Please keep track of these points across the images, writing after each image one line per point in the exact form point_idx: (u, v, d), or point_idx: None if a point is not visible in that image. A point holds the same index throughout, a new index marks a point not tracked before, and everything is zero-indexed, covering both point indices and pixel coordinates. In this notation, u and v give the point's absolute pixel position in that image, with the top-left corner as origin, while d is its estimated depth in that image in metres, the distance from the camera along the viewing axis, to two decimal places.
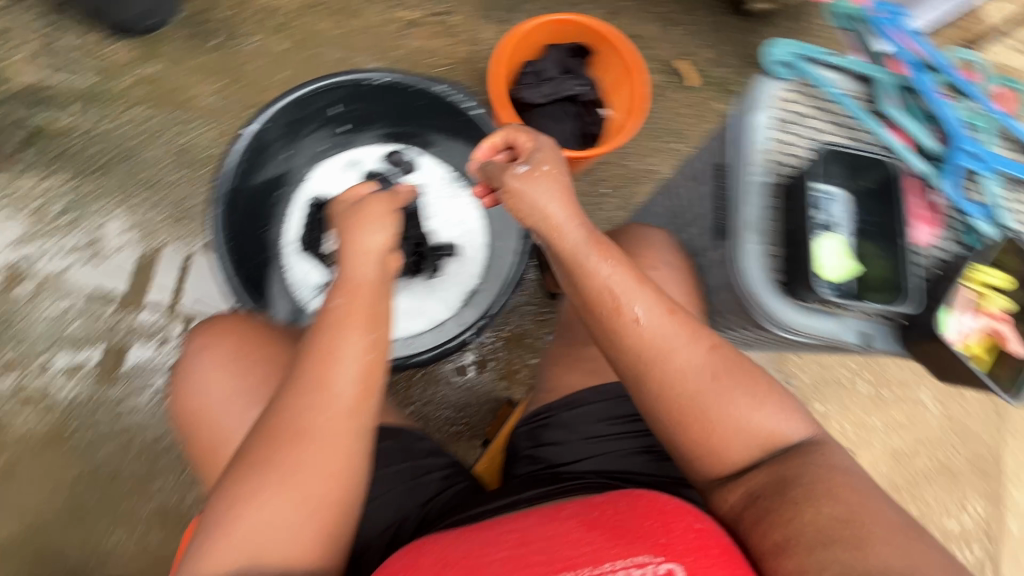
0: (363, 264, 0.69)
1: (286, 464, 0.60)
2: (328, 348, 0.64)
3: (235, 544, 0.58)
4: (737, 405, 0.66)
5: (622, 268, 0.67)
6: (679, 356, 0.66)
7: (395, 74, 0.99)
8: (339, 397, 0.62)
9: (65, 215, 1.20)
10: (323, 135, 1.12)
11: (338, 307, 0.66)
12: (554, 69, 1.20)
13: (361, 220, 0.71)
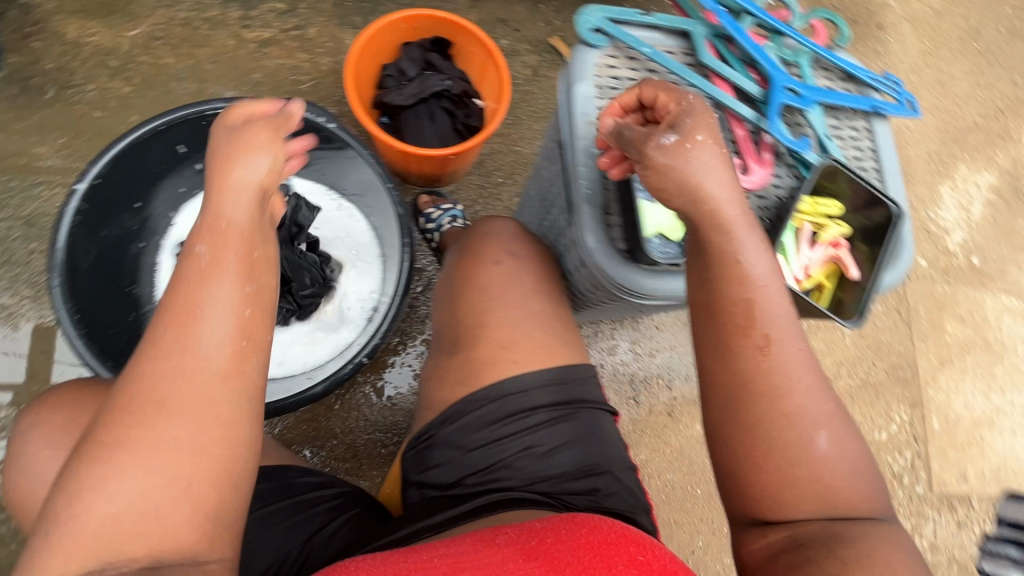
0: (232, 208, 0.60)
1: (142, 442, 0.51)
2: (191, 301, 0.55)
3: (87, 535, 0.49)
4: (832, 469, 0.58)
5: (776, 285, 0.61)
6: (809, 395, 0.59)
7: (232, 101, 0.94)
8: (205, 357, 0.54)
9: None
10: (182, 176, 1.05)
11: (200, 255, 0.57)
12: (414, 69, 1.17)
13: (236, 159, 0.61)
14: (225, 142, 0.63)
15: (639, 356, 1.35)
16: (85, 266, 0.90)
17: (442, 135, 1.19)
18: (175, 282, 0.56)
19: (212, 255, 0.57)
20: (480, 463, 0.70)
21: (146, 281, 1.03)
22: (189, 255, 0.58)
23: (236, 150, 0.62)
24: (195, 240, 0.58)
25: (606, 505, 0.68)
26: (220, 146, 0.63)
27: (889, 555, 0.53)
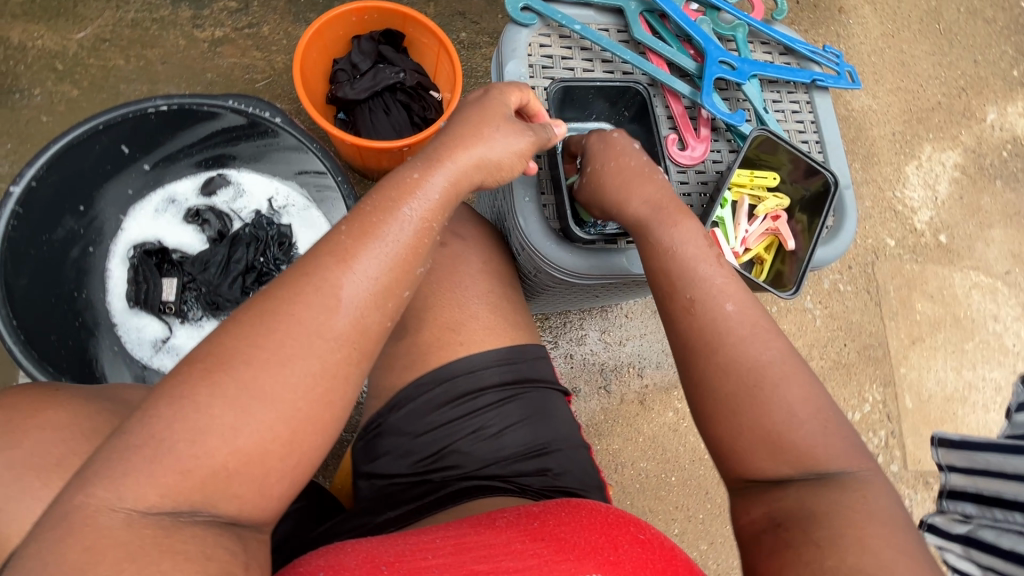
0: (437, 178, 0.56)
1: (260, 391, 0.46)
2: (349, 251, 0.51)
3: (163, 474, 0.43)
4: (798, 429, 0.54)
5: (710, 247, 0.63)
6: (765, 351, 0.57)
7: (173, 99, 0.92)
8: (342, 315, 0.49)
9: None
10: (128, 177, 1.04)
11: (406, 221, 0.54)
12: (366, 62, 1.15)
13: (479, 139, 0.59)
14: (474, 116, 0.61)
15: (609, 345, 1.34)
16: (26, 273, 0.89)
17: (398, 128, 1.17)
18: (359, 232, 0.52)
19: (384, 211, 0.54)
20: (430, 449, 0.69)
21: (94, 285, 1.02)
22: (386, 210, 0.54)
23: (469, 129, 0.60)
24: (396, 197, 0.55)
25: (558, 484, 0.68)
26: (464, 117, 0.61)
27: (856, 516, 0.48)
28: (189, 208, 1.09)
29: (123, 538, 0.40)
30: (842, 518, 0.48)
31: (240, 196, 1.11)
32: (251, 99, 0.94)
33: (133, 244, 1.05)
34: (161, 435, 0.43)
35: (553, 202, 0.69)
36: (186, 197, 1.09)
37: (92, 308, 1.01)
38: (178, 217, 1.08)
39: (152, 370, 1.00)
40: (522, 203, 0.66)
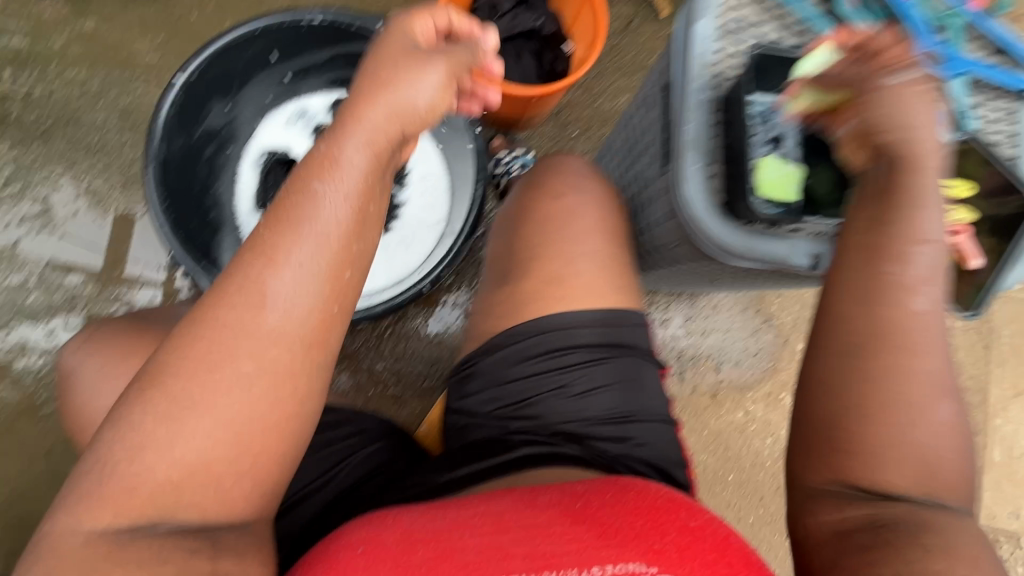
0: (354, 151, 0.57)
1: (202, 390, 0.53)
2: (273, 248, 0.55)
3: (133, 486, 0.52)
4: (933, 440, 0.54)
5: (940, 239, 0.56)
6: (942, 362, 0.55)
7: (330, 12, 0.93)
8: (274, 319, 0.54)
9: (12, 186, 1.14)
10: (267, 84, 1.07)
11: (314, 193, 0.56)
12: (509, 5, 1.14)
13: (395, 88, 0.59)
14: (385, 59, 0.61)
15: (691, 334, 1.31)
16: (174, 165, 0.94)
17: (528, 75, 1.13)
18: (280, 214, 0.56)
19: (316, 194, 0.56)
20: (515, 397, 0.72)
21: (223, 186, 1.07)
22: (303, 189, 0.56)
23: (380, 79, 0.60)
24: (308, 172, 0.56)
25: (638, 455, 0.70)
26: (372, 71, 0.60)
27: (958, 542, 0.51)
28: (318, 125, 1.12)
29: (83, 553, 0.50)
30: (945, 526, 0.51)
31: None
32: None
33: (265, 150, 1.10)
34: (157, 433, 0.52)
35: (721, 172, 0.66)
36: (317, 113, 1.12)
37: (222, 205, 1.06)
38: (307, 131, 1.12)
39: None
40: (688, 168, 0.65)
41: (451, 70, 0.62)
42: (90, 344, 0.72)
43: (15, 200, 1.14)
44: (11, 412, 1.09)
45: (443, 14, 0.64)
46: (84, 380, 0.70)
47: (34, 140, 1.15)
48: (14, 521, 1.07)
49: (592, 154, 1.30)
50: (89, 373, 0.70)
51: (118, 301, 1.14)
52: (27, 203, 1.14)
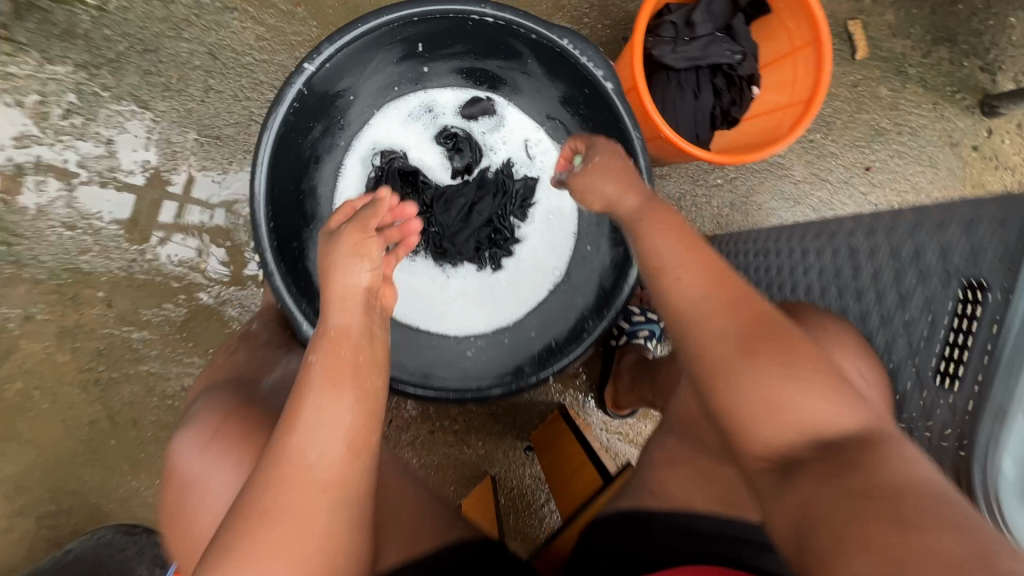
0: (343, 314, 0.54)
1: (258, 545, 0.47)
2: (294, 412, 0.51)
3: None
4: (806, 399, 0.52)
5: (675, 247, 0.59)
6: (697, 340, 0.57)
7: (508, 13, 0.73)
8: (310, 466, 0.49)
9: (68, 118, 0.95)
10: (396, 71, 0.87)
11: (312, 367, 0.52)
12: (708, 25, 0.89)
13: (338, 272, 0.56)
14: (320, 257, 0.58)
15: None
16: (283, 163, 0.77)
17: (694, 122, 0.94)
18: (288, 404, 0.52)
19: (332, 366, 0.52)
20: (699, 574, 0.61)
21: (323, 182, 0.90)
22: (302, 366, 0.53)
23: (325, 259, 0.57)
24: (309, 349, 0.54)
25: None
26: (322, 256, 0.57)
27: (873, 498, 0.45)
28: (444, 126, 0.94)
29: None
30: (899, 500, 0.44)
31: (497, 131, 0.95)
32: (588, 48, 0.75)
33: (376, 146, 0.92)
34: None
35: None
36: (444, 111, 0.94)
37: (320, 208, 0.90)
38: (428, 131, 0.94)
39: None
40: None
41: (358, 225, 0.57)
42: (208, 438, 0.61)
43: (73, 134, 0.95)
44: (55, 375, 0.99)
45: (346, 210, 0.61)
46: (207, 492, 0.60)
47: (101, 65, 0.95)
48: (52, 487, 1.01)
49: (731, 207, 1.15)
50: (198, 466, 0.60)
51: (210, 251, 1.00)
52: (87, 142, 0.96)
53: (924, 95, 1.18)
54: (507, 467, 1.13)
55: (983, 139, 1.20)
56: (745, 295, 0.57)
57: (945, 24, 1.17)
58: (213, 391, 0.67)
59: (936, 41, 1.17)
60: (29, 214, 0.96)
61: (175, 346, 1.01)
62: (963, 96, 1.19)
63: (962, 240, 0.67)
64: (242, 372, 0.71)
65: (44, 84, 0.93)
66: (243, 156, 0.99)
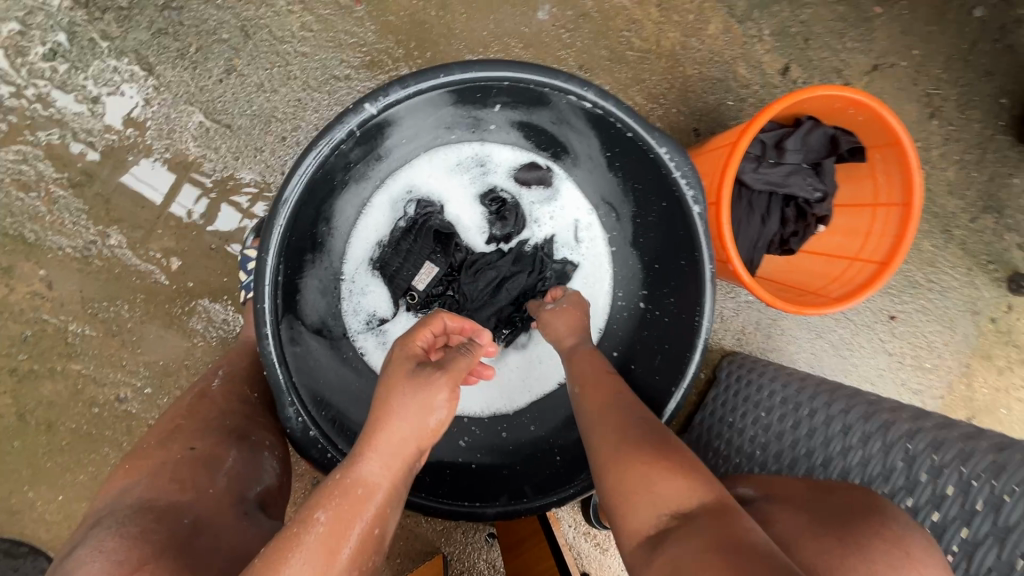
0: (377, 468, 0.49)
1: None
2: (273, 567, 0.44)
3: None
4: (660, 477, 0.50)
5: (601, 371, 0.65)
6: (592, 440, 0.58)
7: (606, 101, 0.65)
8: None
9: (51, 61, 0.79)
10: (458, 119, 0.78)
11: (317, 526, 0.46)
12: (798, 154, 0.82)
13: (409, 418, 0.50)
14: (388, 380, 0.53)
15: None
16: (308, 197, 0.66)
17: (755, 245, 0.88)
18: (275, 542, 0.45)
19: (340, 528, 0.46)
20: None
21: (342, 215, 0.78)
22: (304, 519, 0.46)
23: (384, 405, 0.51)
24: (320, 498, 0.47)
25: None
26: (389, 393, 0.51)
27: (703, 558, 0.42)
28: (489, 185, 0.85)
29: None
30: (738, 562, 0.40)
31: (547, 205, 0.86)
32: (682, 162, 0.67)
33: (410, 190, 0.82)
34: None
35: None
36: (495, 170, 0.84)
37: (335, 247, 0.79)
38: (471, 187, 0.84)
39: (348, 349, 0.80)
40: None
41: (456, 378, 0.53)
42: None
43: (52, 81, 0.79)
44: None
45: (435, 326, 0.56)
46: None
47: (108, 9, 0.79)
48: None
49: (753, 326, 1.10)
50: None
51: (181, 205, 0.85)
52: (67, 94, 0.80)
53: (962, 257, 1.16)
54: (462, 549, 1.03)
55: (1002, 313, 1.19)
56: (621, 405, 0.60)
57: (997, 194, 1.15)
58: (115, 525, 0.51)
59: (986, 209, 1.15)
60: None
61: (119, 349, 0.86)
62: (996, 268, 1.18)
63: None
64: (166, 492, 0.55)
65: (32, 14, 0.78)
66: (252, 154, 0.85)
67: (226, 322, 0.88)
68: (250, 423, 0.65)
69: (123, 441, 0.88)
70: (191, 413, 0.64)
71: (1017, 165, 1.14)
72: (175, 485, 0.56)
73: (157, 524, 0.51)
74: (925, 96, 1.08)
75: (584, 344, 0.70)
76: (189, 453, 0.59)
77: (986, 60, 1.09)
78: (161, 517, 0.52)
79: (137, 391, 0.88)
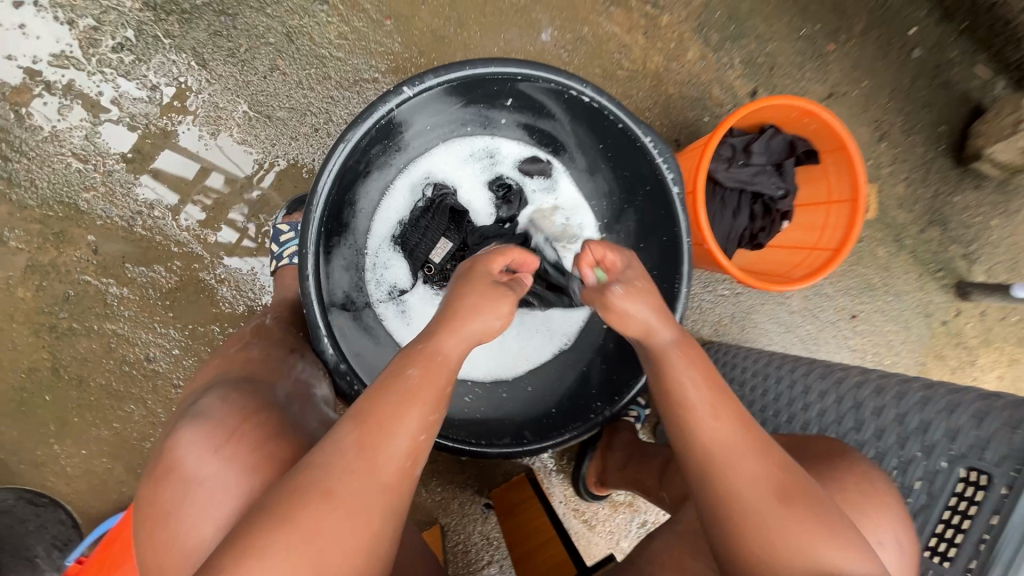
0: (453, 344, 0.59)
1: (320, 521, 0.50)
2: (378, 408, 0.55)
3: None
4: (823, 542, 0.54)
5: (703, 377, 0.61)
6: (729, 484, 0.57)
7: (603, 97, 0.77)
8: (384, 463, 0.53)
9: (118, 53, 0.90)
10: (473, 114, 0.90)
11: (409, 377, 0.56)
12: (763, 156, 0.96)
13: (475, 319, 0.60)
14: (465, 291, 0.62)
15: None
16: (347, 170, 0.76)
17: (729, 236, 1.00)
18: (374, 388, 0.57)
19: (427, 382, 0.56)
20: None
21: (369, 194, 0.89)
22: (397, 374, 0.57)
23: (455, 303, 0.61)
24: (410, 360, 0.57)
25: None
26: (460, 292, 0.62)
27: None
28: (499, 174, 0.97)
29: None
30: None
31: (548, 193, 0.98)
32: (665, 151, 0.80)
33: (427, 175, 0.94)
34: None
35: None
36: (503, 161, 0.96)
37: (360, 221, 0.89)
38: (481, 175, 0.96)
39: (368, 313, 0.89)
40: None
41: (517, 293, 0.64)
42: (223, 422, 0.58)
43: (117, 70, 0.90)
44: (9, 309, 0.90)
45: (507, 257, 0.66)
46: (204, 489, 0.55)
47: (172, 12, 0.91)
48: None
49: (728, 318, 1.21)
50: (198, 442, 0.57)
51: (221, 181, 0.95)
52: (130, 82, 0.91)
53: (913, 264, 1.30)
54: (459, 520, 1.09)
55: (951, 316, 1.32)
56: (744, 431, 0.59)
57: (941, 210, 1.30)
58: (231, 385, 0.63)
59: (933, 222, 1.30)
60: (39, 134, 0.89)
61: (152, 311, 0.94)
62: (943, 275, 1.32)
63: (971, 427, 0.63)
64: (259, 371, 0.67)
65: (106, 12, 0.89)
66: (289, 141, 0.96)
67: (252, 291, 0.96)
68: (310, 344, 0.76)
69: (148, 399, 0.95)
70: (260, 333, 0.74)
71: (957, 185, 1.30)
72: (265, 369, 0.68)
73: (260, 389, 0.63)
74: (873, 122, 1.25)
75: (662, 329, 0.63)
76: (272, 352, 0.70)
77: (926, 93, 1.26)
78: (260, 392, 0.63)
79: (167, 352, 0.95)
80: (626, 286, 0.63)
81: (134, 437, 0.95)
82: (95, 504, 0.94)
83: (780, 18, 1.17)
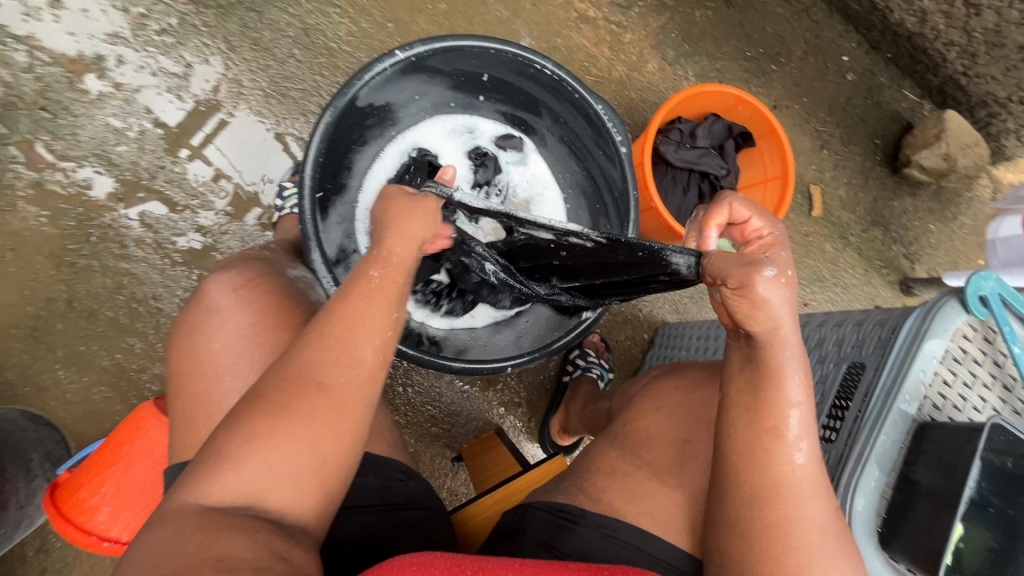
0: (393, 242, 0.62)
1: (315, 409, 0.54)
2: (354, 309, 0.58)
3: (234, 481, 0.52)
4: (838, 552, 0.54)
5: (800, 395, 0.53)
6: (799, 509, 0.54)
7: (564, 71, 0.91)
8: (360, 360, 0.57)
9: (162, 36, 1.07)
10: (456, 93, 1.05)
11: (372, 279, 0.59)
12: (706, 140, 1.10)
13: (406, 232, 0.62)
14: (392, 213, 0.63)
15: None
16: (346, 120, 0.90)
17: (680, 211, 1.12)
18: (341, 294, 0.59)
19: (387, 287, 0.60)
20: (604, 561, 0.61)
21: (364, 154, 1.02)
22: (361, 276, 0.59)
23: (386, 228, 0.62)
24: (366, 265, 0.60)
25: None
26: (378, 236, 0.63)
27: None
28: (477, 148, 1.11)
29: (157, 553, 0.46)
30: None
31: (519, 166, 1.12)
32: (617, 119, 0.93)
33: (415, 144, 1.08)
34: (231, 471, 0.52)
35: None
36: (482, 136, 1.11)
37: (354, 177, 1.02)
38: (462, 148, 1.10)
39: (355, 255, 1.01)
40: None
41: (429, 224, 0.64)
42: (241, 287, 0.70)
43: (159, 49, 1.07)
44: (37, 243, 1.01)
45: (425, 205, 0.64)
46: (221, 331, 0.67)
47: (210, 7, 1.09)
48: None
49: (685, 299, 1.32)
50: (218, 292, 0.70)
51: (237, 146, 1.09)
52: (169, 60, 1.07)
53: (860, 261, 1.43)
54: (430, 473, 1.14)
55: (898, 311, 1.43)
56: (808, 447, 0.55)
57: (882, 213, 1.44)
58: (238, 273, 0.72)
59: (875, 223, 1.44)
60: (85, 96, 1.04)
61: (163, 255, 1.05)
62: (888, 272, 1.43)
63: (853, 332, 0.69)
64: (257, 267, 0.75)
65: (155, 4, 1.07)
66: (299, 116, 1.12)
67: (253, 240, 1.08)
68: (283, 258, 0.83)
69: (149, 334, 1.04)
70: (245, 256, 0.79)
71: (894, 192, 1.45)
72: (258, 267, 0.75)
73: (259, 271, 0.74)
74: (815, 132, 1.42)
75: (788, 340, 0.52)
76: (259, 263, 0.76)
77: (861, 111, 1.44)
78: (274, 268, 0.77)
79: (172, 292, 1.05)
80: (777, 268, 0.51)
81: (134, 369, 1.03)
82: (89, 431, 1.01)
83: (727, 41, 1.36)
